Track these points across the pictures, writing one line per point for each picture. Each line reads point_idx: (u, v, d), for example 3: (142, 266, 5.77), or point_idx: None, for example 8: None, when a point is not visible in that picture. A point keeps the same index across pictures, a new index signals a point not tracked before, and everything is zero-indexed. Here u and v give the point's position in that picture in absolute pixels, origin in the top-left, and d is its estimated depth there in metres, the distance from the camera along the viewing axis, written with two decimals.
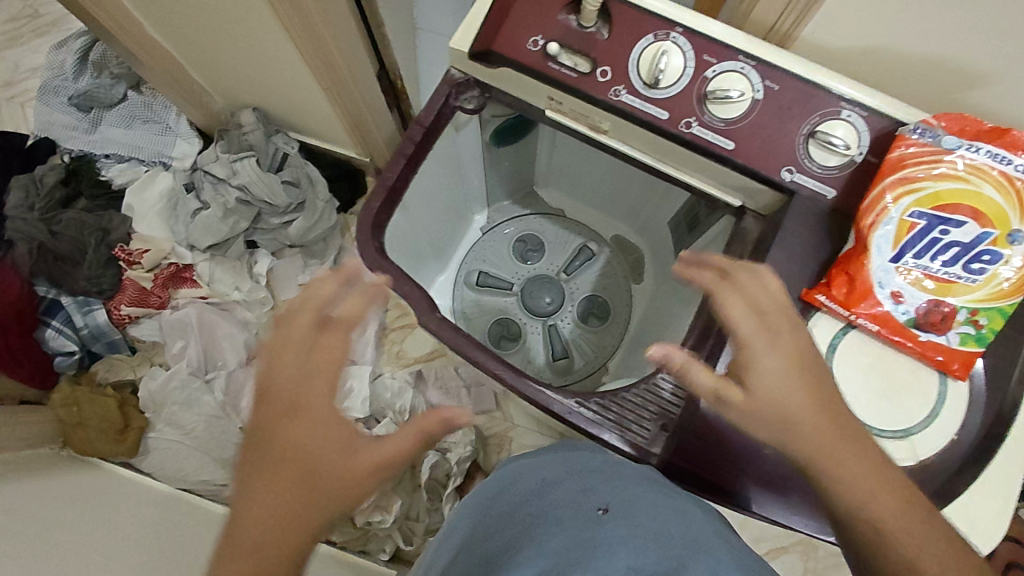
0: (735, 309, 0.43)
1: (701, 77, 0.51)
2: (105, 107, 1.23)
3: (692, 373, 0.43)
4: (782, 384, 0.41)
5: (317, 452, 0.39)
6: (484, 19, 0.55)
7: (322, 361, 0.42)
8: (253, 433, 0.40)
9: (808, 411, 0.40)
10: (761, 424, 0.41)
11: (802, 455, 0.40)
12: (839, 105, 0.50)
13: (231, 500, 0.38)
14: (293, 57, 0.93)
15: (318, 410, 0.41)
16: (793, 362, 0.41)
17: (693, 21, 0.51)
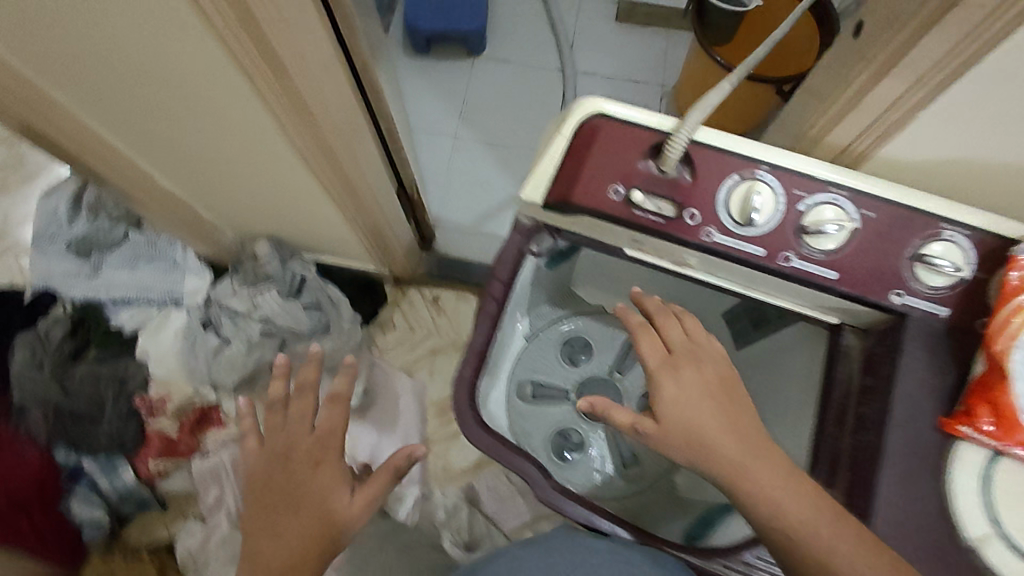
0: (648, 348, 0.58)
1: (793, 211, 0.50)
2: (105, 250, 1.15)
3: (614, 414, 0.58)
4: (681, 406, 0.54)
5: (313, 495, 0.65)
6: (557, 171, 0.53)
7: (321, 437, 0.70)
8: (286, 476, 0.66)
9: (705, 426, 0.53)
10: (677, 444, 0.53)
11: (717, 468, 0.51)
12: (940, 224, 0.49)
13: (273, 522, 0.63)
14: (310, 188, 0.90)
15: (332, 461, 0.68)
16: (694, 387, 0.55)
17: (777, 157, 0.50)
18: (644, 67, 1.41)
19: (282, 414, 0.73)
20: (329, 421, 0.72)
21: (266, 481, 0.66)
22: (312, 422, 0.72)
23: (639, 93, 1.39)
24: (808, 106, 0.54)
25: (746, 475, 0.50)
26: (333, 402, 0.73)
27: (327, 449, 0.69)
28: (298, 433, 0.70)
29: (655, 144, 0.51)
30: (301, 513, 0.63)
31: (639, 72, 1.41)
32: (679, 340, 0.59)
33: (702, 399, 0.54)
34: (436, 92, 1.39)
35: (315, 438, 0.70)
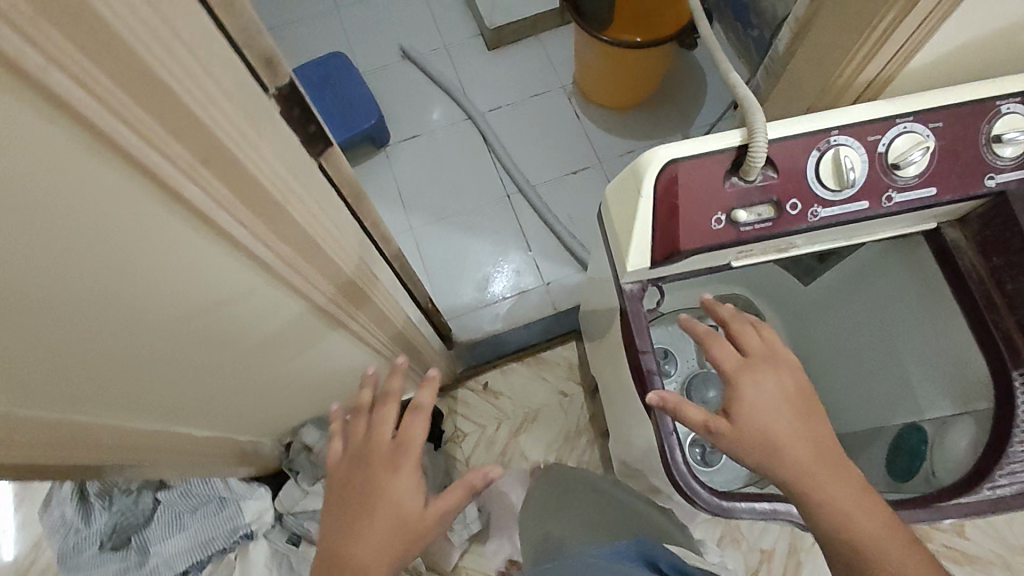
0: (721, 354, 0.61)
1: (876, 156, 0.52)
2: (142, 527, 1.04)
3: (685, 409, 0.58)
4: (759, 414, 0.56)
5: (401, 507, 0.61)
6: (653, 230, 0.53)
7: (405, 450, 0.64)
8: (348, 484, 0.63)
9: (784, 435, 0.55)
10: (749, 445, 0.56)
11: (785, 472, 0.54)
12: (996, 103, 0.52)
13: (337, 530, 0.60)
14: (348, 358, 0.85)
15: (412, 460, 0.64)
16: (774, 397, 0.57)
17: (840, 118, 0.51)
18: (538, 79, 1.43)
19: (370, 420, 0.69)
20: (413, 428, 0.66)
21: (350, 481, 0.63)
22: (390, 432, 0.66)
23: (548, 102, 1.41)
24: (824, 59, 0.55)
25: (820, 481, 0.53)
26: (416, 410, 0.68)
27: (412, 451, 0.65)
28: (379, 435, 0.66)
29: (731, 161, 0.51)
30: (377, 519, 0.59)
31: (537, 85, 1.43)
32: (756, 347, 0.61)
33: (780, 408, 0.56)
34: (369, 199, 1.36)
35: (396, 441, 0.65)
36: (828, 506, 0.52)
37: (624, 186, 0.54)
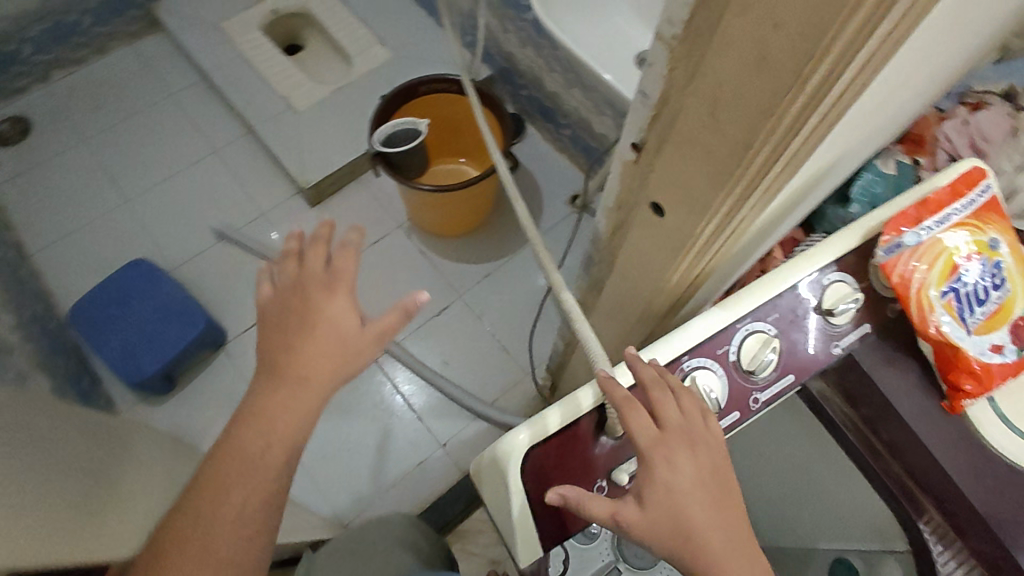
0: (637, 424, 0.44)
1: (730, 364, 0.49)
2: None
3: (592, 499, 0.43)
4: (676, 503, 0.42)
5: (335, 336, 0.60)
6: (535, 518, 0.46)
7: (340, 278, 0.64)
8: (277, 325, 0.61)
9: (702, 526, 0.42)
10: (662, 541, 0.42)
11: (695, 568, 0.42)
12: (817, 276, 0.52)
13: (261, 383, 0.58)
14: None
15: (347, 283, 0.64)
16: (692, 482, 0.43)
17: (685, 337, 0.49)
18: (373, 224, 1.37)
19: (297, 266, 0.66)
20: (343, 263, 0.65)
21: (284, 307, 0.62)
22: (325, 267, 0.65)
23: (389, 248, 1.35)
24: (646, 265, 0.53)
25: None
26: (344, 248, 0.67)
27: (343, 277, 0.64)
28: (310, 273, 0.65)
29: (594, 423, 0.48)
30: (316, 342, 0.59)
31: (372, 231, 1.36)
32: (677, 415, 0.45)
33: (699, 495, 0.43)
34: (223, 411, 1.20)
35: (329, 274, 0.64)
36: None
37: (488, 465, 0.49)
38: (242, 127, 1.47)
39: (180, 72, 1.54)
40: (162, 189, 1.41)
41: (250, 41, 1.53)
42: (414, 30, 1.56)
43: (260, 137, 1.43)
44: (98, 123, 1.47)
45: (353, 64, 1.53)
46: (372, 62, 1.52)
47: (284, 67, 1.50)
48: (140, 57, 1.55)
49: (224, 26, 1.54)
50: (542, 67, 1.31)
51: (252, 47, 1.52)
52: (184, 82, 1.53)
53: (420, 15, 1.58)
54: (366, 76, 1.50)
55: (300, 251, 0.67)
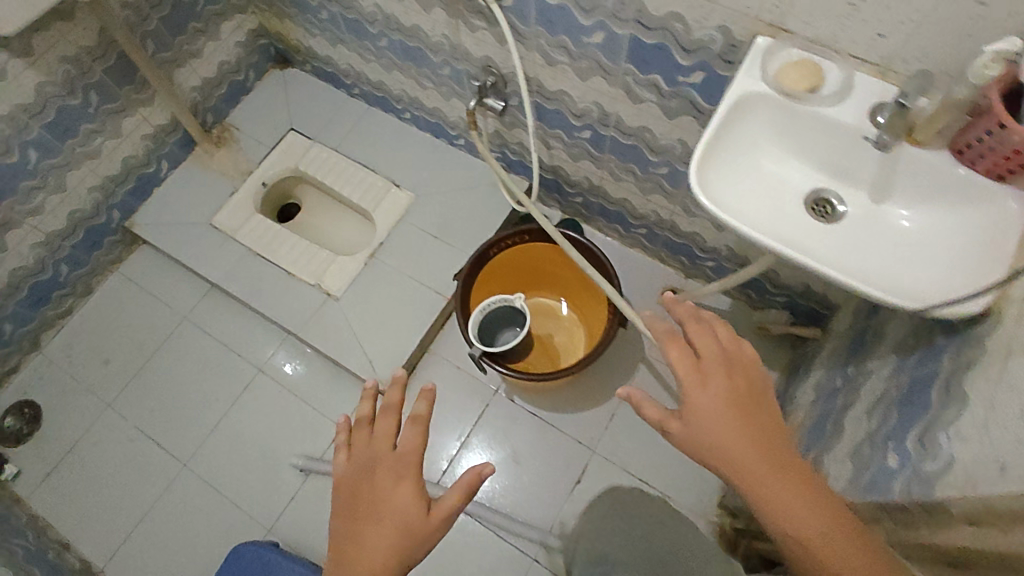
0: (675, 355, 0.61)
1: None
2: None
3: (642, 407, 0.60)
4: (706, 414, 0.57)
5: (402, 518, 0.61)
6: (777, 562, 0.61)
7: (411, 457, 0.65)
8: (352, 498, 0.64)
9: (727, 433, 0.56)
10: (698, 444, 0.57)
11: (731, 467, 0.54)
12: None
13: (334, 547, 0.62)
14: None
15: (416, 458, 0.65)
16: (723, 397, 0.58)
17: None
18: (468, 402, 1.24)
19: (369, 431, 0.69)
20: (409, 439, 0.66)
21: (350, 478, 0.66)
22: (392, 442, 0.67)
23: (495, 423, 1.22)
24: None
25: (763, 490, 0.53)
26: (415, 421, 0.66)
27: (410, 458, 0.65)
28: (380, 451, 0.66)
29: None
30: (379, 539, 0.60)
31: (471, 407, 1.23)
32: (711, 345, 0.62)
33: (727, 410, 0.57)
34: None
35: (398, 454, 0.65)
36: (761, 503, 0.53)
37: None
38: (278, 334, 1.29)
39: (184, 288, 1.34)
40: (217, 435, 1.21)
41: (252, 232, 1.33)
42: (427, 162, 1.38)
43: (308, 342, 1.25)
44: (113, 381, 1.26)
45: (375, 221, 1.35)
46: (395, 212, 1.34)
47: (301, 250, 1.31)
48: (133, 285, 1.34)
49: (216, 223, 1.34)
50: (604, 178, 1.15)
51: (257, 237, 1.32)
52: (190, 301, 1.33)
53: (427, 139, 1.40)
54: (395, 231, 1.32)
55: (372, 417, 0.69)
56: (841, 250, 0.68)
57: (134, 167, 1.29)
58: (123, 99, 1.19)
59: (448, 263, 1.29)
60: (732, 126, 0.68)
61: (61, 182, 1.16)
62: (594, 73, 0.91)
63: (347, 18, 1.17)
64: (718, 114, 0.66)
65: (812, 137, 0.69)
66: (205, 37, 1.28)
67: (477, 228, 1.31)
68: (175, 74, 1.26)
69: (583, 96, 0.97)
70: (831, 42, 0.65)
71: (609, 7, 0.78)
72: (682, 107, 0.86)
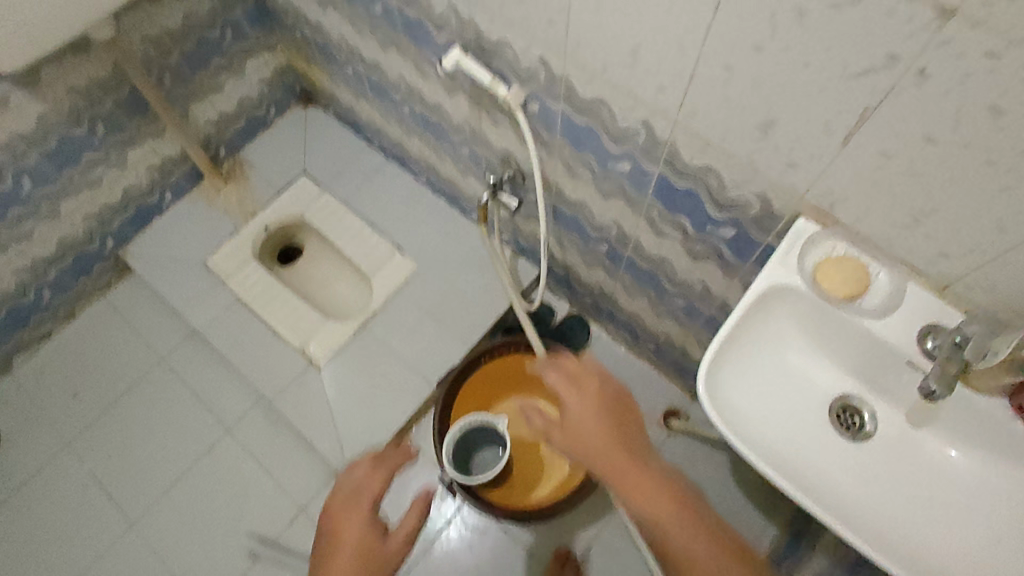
0: (552, 375, 0.71)
1: None
2: None
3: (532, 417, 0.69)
4: (579, 421, 0.66)
5: (360, 549, 0.69)
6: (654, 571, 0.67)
7: (371, 491, 0.73)
8: (322, 535, 0.73)
9: (595, 437, 0.65)
10: (572, 445, 0.66)
11: (600, 465, 0.64)
12: None
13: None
14: None
15: (375, 493, 0.73)
16: (592, 407, 0.68)
17: None
18: (437, 503, 1.14)
19: (346, 473, 0.79)
20: (374, 477, 0.75)
21: (330, 509, 0.75)
22: (356, 480, 0.76)
23: (463, 532, 1.12)
24: None
25: (627, 480, 0.62)
26: (377, 462, 0.76)
27: (371, 492, 0.73)
28: (348, 486, 0.76)
29: None
30: (338, 562, 0.68)
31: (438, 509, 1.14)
32: (578, 366, 0.73)
33: (595, 417, 0.67)
34: None
35: (360, 491, 0.74)
36: (626, 493, 0.62)
37: None
38: (253, 392, 1.21)
39: (166, 325, 1.28)
40: (173, 496, 1.14)
41: (245, 280, 1.27)
42: (437, 230, 1.31)
43: (280, 409, 1.18)
44: (78, 420, 1.21)
45: (373, 285, 1.27)
46: (393, 280, 1.26)
47: (291, 307, 1.25)
48: (118, 317, 1.29)
49: (211, 264, 1.29)
50: (616, 289, 1.06)
51: (249, 288, 1.27)
52: (170, 342, 1.26)
53: (441, 206, 1.33)
54: (391, 300, 1.25)
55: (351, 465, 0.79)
56: (849, 476, 0.59)
57: (135, 197, 1.24)
58: (132, 130, 1.14)
59: (440, 344, 1.21)
60: (754, 322, 0.60)
61: (54, 210, 1.12)
62: (617, 197, 0.83)
63: (371, 80, 1.11)
64: (738, 314, 0.58)
65: (848, 343, 0.59)
66: (227, 73, 1.23)
67: (478, 311, 1.23)
68: (192, 108, 1.21)
69: (602, 213, 0.88)
70: (885, 244, 0.55)
71: (639, 144, 0.70)
72: (708, 254, 0.77)
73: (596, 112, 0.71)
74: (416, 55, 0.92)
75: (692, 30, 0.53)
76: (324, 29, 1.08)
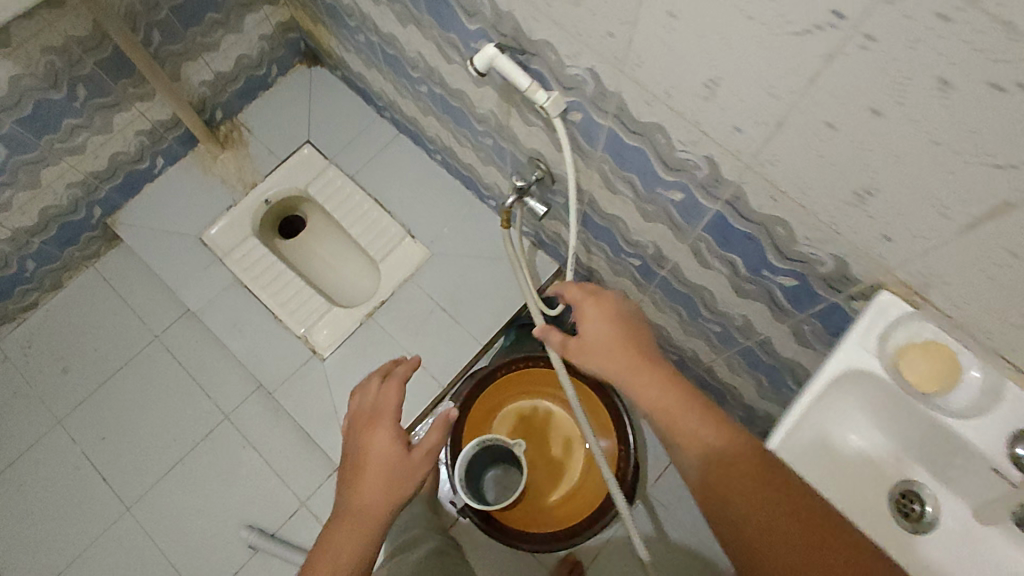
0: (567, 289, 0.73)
1: None
2: None
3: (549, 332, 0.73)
4: (594, 327, 0.69)
5: (384, 462, 0.77)
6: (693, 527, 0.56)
7: (388, 412, 0.81)
8: (345, 456, 0.81)
9: (608, 343, 0.67)
10: (588, 351, 0.69)
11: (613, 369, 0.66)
12: None
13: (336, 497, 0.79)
14: None
15: (391, 412, 0.81)
16: (605, 317, 0.69)
17: None
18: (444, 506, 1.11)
19: (357, 394, 0.87)
20: (387, 399, 0.83)
21: (349, 436, 0.82)
22: (371, 404, 0.84)
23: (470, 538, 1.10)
24: None
25: (637, 380, 0.63)
26: (388, 385, 0.84)
27: (385, 412, 0.82)
28: (363, 408, 0.85)
29: None
30: (368, 471, 0.77)
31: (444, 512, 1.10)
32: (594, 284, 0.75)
33: (609, 326, 0.68)
34: None
35: (378, 412, 0.82)
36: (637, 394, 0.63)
37: None
38: (253, 380, 1.16)
39: (159, 302, 1.20)
40: (171, 480, 1.11)
41: (244, 259, 1.19)
42: (451, 215, 1.22)
43: (282, 400, 1.13)
44: (70, 397, 1.16)
45: (381, 273, 1.20)
46: (403, 268, 1.19)
47: (295, 292, 1.18)
48: (110, 290, 1.21)
49: (207, 239, 1.20)
50: (643, 300, 0.99)
51: (248, 266, 1.19)
52: (166, 320, 1.20)
53: (456, 187, 1.24)
54: (400, 290, 1.18)
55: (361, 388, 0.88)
56: None
57: (123, 164, 1.14)
58: (118, 93, 1.03)
59: (449, 340, 1.15)
60: (820, 413, 0.56)
61: (34, 180, 1.02)
62: (661, 220, 0.74)
63: (385, 51, 0.99)
64: (799, 406, 0.55)
65: (931, 434, 0.54)
66: (224, 30, 1.11)
67: (492, 306, 1.16)
68: (183, 68, 1.09)
69: (640, 231, 0.80)
70: (981, 333, 0.48)
71: (697, 177, 0.62)
72: (758, 295, 0.70)
73: (652, 135, 0.62)
74: (439, 37, 0.81)
75: (794, 74, 0.43)
76: None
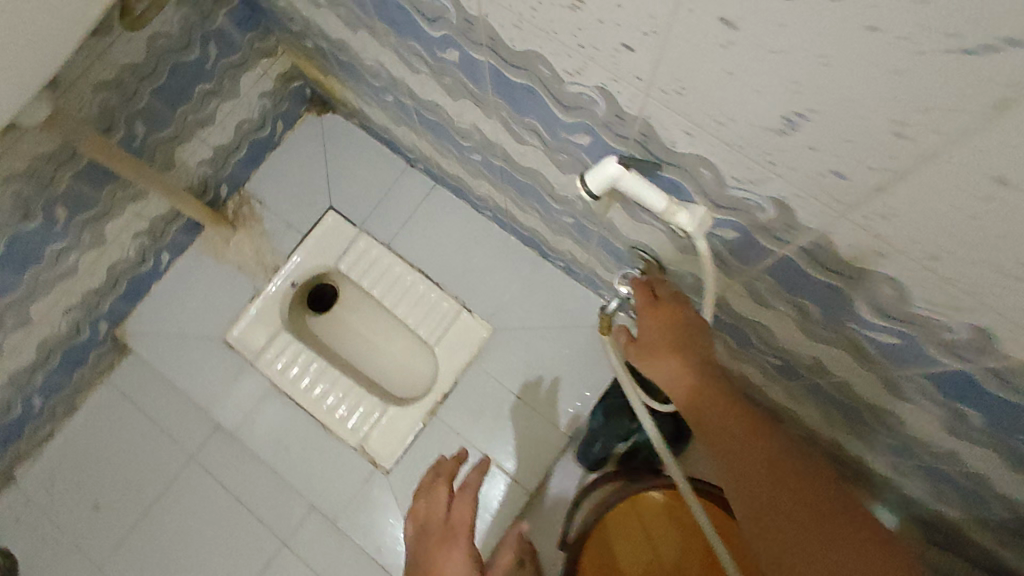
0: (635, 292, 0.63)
1: None
2: None
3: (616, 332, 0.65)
4: (659, 347, 0.58)
5: None
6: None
7: (463, 529, 0.63)
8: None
9: (681, 373, 0.56)
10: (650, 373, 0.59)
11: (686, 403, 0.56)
12: None
13: None
14: None
15: (467, 527, 0.63)
16: (674, 338, 0.57)
17: None
18: None
19: (418, 501, 0.69)
20: (461, 511, 0.64)
21: (416, 554, 0.63)
22: (441, 516, 0.65)
23: None
24: None
25: (721, 427, 0.53)
26: (461, 492, 0.65)
27: (459, 528, 0.63)
28: (432, 519, 0.65)
29: None
30: None
31: None
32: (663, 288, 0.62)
33: (677, 349, 0.57)
34: None
35: (449, 525, 0.64)
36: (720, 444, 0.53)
37: None
38: (306, 500, 0.99)
39: (187, 417, 1.03)
40: None
41: (278, 358, 1.02)
42: (511, 280, 1.04)
43: (347, 520, 0.98)
44: (107, 536, 1.01)
45: (438, 356, 1.02)
46: (463, 349, 1.02)
47: (341, 390, 1.01)
48: (130, 406, 1.04)
49: (233, 340, 1.03)
50: (771, 388, 0.82)
51: (284, 367, 1.02)
52: (200, 436, 1.03)
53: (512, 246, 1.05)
54: (464, 377, 1.01)
55: (427, 486, 0.69)
56: None
57: (124, 272, 0.96)
58: (105, 201, 0.84)
59: (530, 432, 0.99)
60: None
61: (24, 317, 0.85)
62: (839, 346, 0.56)
63: (425, 117, 0.79)
64: None
65: None
66: (219, 98, 0.90)
67: (573, 387, 0.99)
68: (176, 153, 0.90)
69: (796, 344, 0.62)
70: None
71: (938, 336, 0.43)
72: (988, 445, 0.53)
73: (871, 283, 0.43)
74: (511, 120, 0.61)
75: None
76: (353, 48, 0.75)
